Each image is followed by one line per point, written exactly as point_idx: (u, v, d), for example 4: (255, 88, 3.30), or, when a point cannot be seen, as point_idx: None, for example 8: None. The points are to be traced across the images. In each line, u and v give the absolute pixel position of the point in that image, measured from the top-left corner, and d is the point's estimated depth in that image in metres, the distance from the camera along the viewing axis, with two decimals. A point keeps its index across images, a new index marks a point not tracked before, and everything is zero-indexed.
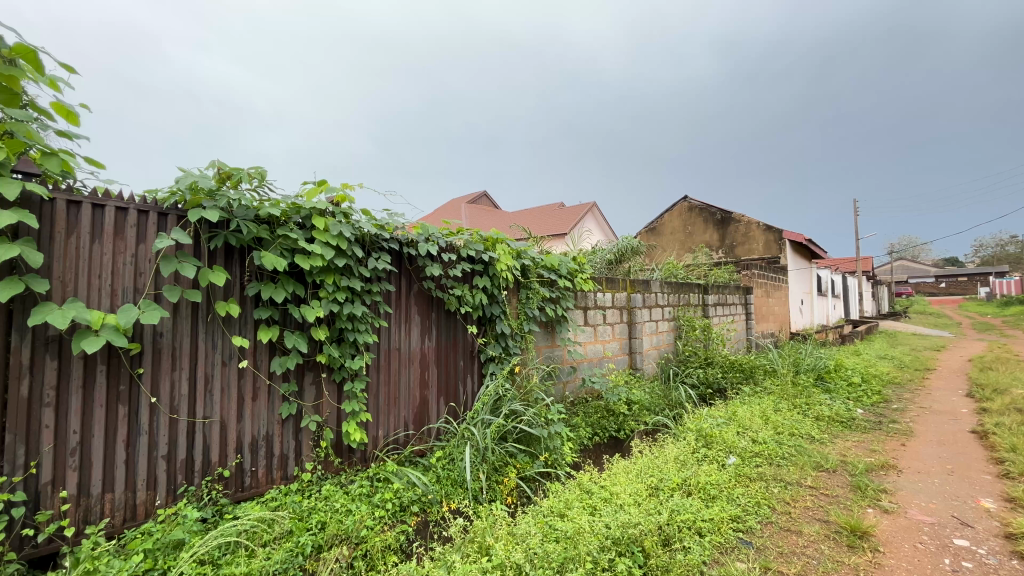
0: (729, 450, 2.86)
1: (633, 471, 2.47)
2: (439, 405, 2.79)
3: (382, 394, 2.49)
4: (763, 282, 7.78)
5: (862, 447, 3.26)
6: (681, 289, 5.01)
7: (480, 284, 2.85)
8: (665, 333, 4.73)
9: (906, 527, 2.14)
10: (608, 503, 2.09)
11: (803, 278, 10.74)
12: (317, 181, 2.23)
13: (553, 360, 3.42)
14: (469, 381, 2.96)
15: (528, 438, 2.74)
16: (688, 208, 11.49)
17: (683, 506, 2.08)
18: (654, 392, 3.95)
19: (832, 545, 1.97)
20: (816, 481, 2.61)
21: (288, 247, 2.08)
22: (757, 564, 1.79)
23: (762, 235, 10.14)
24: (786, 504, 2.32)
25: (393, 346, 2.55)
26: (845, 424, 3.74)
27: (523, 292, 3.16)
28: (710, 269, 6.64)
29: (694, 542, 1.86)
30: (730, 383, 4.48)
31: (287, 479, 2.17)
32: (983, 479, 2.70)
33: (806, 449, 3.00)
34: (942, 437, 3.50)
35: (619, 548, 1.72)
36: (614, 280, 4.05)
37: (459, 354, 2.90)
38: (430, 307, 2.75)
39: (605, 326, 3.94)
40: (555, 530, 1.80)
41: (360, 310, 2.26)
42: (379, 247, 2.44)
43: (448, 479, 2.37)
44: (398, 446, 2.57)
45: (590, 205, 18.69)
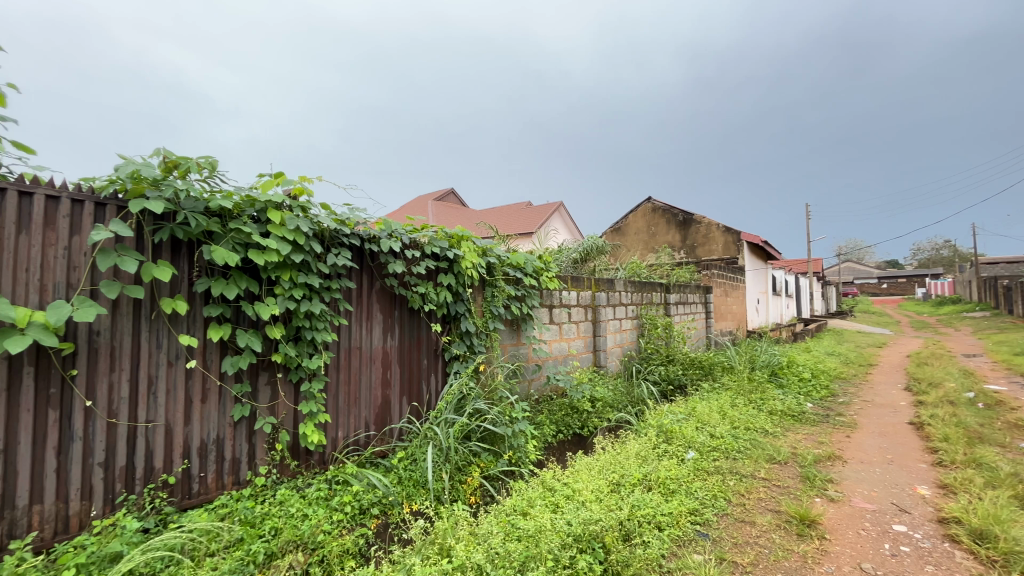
0: (689, 445, 2.94)
1: (596, 467, 2.50)
2: (401, 404, 2.73)
3: (341, 393, 2.42)
4: (722, 282, 8.05)
5: (812, 439, 3.42)
6: (645, 288, 5.11)
7: (445, 282, 2.81)
8: (628, 331, 4.81)
9: (851, 515, 2.25)
10: (570, 501, 2.10)
11: (759, 278, 11.20)
12: (273, 174, 2.14)
13: (518, 358, 3.42)
14: (433, 380, 2.91)
15: (492, 437, 2.73)
16: (652, 209, 11.78)
17: (643, 501, 2.11)
18: (617, 389, 4.02)
19: (783, 534, 2.05)
20: (769, 473, 2.71)
21: (241, 241, 1.98)
22: (713, 555, 1.85)
23: (722, 236, 10.50)
24: (740, 496, 2.40)
25: (354, 345, 2.48)
26: (797, 418, 3.92)
27: (488, 290, 3.13)
28: (673, 269, 6.82)
29: (654, 536, 1.90)
30: (691, 380, 4.61)
31: (239, 485, 2.07)
32: (919, 467, 2.88)
33: (760, 443, 3.12)
34: (883, 429, 3.72)
35: (580, 544, 1.73)
36: (579, 279, 4.08)
37: (422, 353, 2.84)
38: (393, 305, 2.68)
39: (570, 324, 3.97)
40: (517, 529, 1.79)
41: (318, 308, 2.18)
42: (339, 243, 2.36)
43: (410, 480, 2.33)
44: (359, 447, 2.50)
45: (556, 205, 18.90)
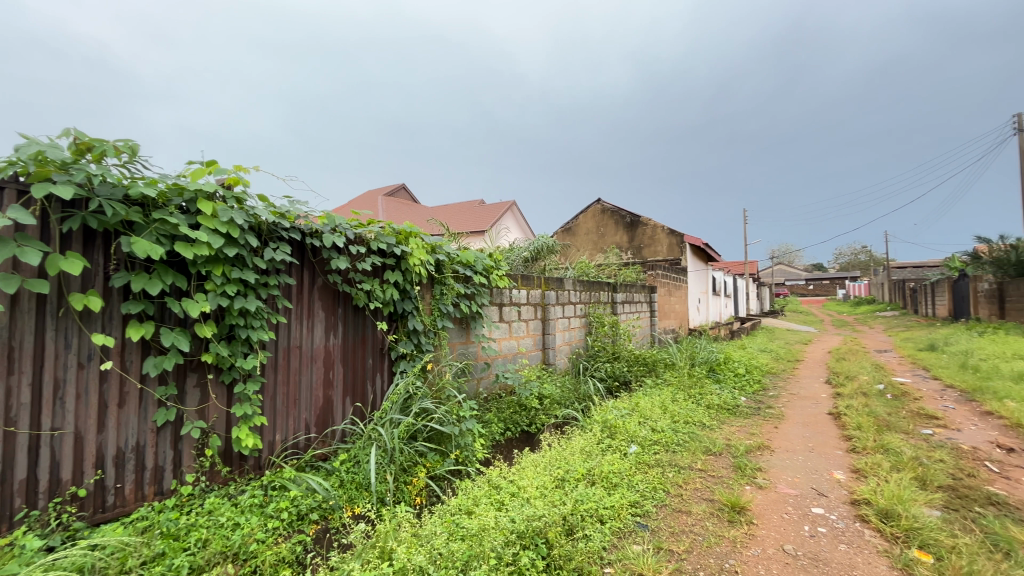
0: (632, 439, 3.04)
1: (542, 463, 2.53)
2: (344, 405, 2.65)
3: (279, 395, 2.30)
4: (666, 282, 8.38)
5: (744, 431, 3.63)
6: (593, 287, 5.24)
7: (392, 279, 2.75)
8: (577, 329, 4.91)
9: (775, 500, 2.41)
10: (515, 498, 2.12)
11: (701, 278, 11.76)
12: (205, 161, 2.00)
13: (467, 357, 3.41)
14: (378, 380, 2.84)
15: (438, 437, 2.70)
16: (602, 211, 12.11)
17: (587, 496, 2.16)
18: (565, 386, 4.09)
19: (715, 521, 2.16)
20: (705, 464, 2.85)
21: (166, 233, 1.83)
22: (651, 544, 1.92)
23: (666, 238, 10.95)
24: (678, 486, 2.51)
25: (294, 344, 2.37)
26: (731, 412, 4.15)
27: (437, 288, 3.08)
28: (620, 269, 7.03)
29: (596, 529, 1.94)
30: (635, 376, 4.77)
31: (162, 495, 1.92)
32: (836, 454, 3.12)
33: (697, 436, 3.28)
34: (806, 419, 4.01)
35: (524, 541, 1.74)
36: (529, 277, 4.11)
37: (367, 352, 2.76)
38: (336, 302, 2.59)
39: (519, 322, 3.99)
40: (461, 528, 1.77)
41: (254, 305, 2.06)
42: (278, 237, 2.24)
43: (352, 483, 2.26)
44: (298, 450, 2.39)
45: (509, 204, 19.03)
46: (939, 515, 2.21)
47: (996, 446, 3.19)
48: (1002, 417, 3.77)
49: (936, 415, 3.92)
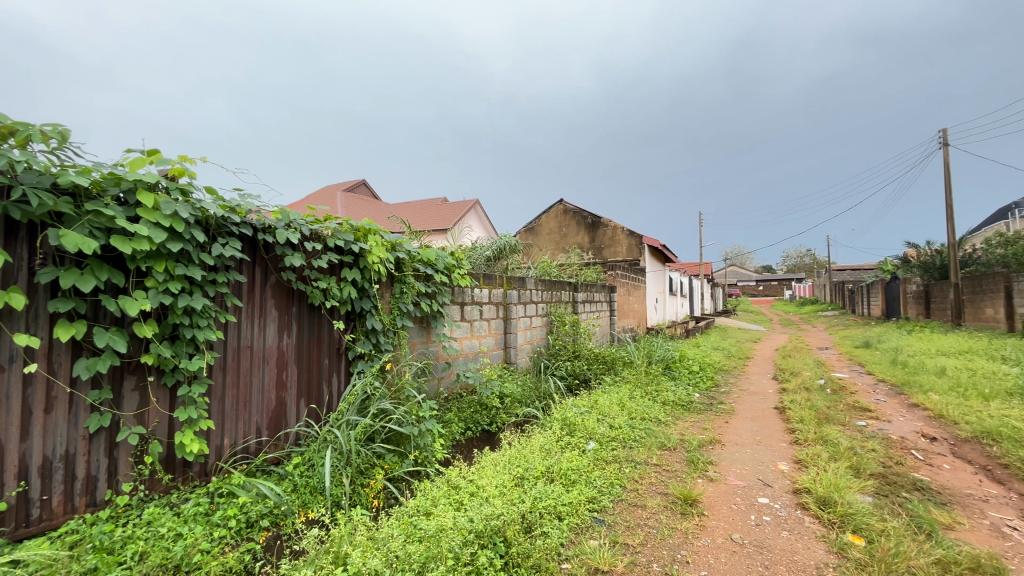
0: (590, 436, 3.09)
1: (501, 462, 2.53)
2: (298, 407, 2.56)
3: (228, 397, 2.19)
4: (625, 282, 8.59)
5: (697, 426, 3.77)
6: (555, 287, 5.30)
7: (349, 277, 2.67)
8: (538, 328, 4.95)
9: (725, 492, 2.52)
10: (474, 497, 2.11)
11: (659, 279, 12.10)
12: (146, 150, 1.88)
13: (428, 356, 3.37)
14: (334, 381, 2.76)
15: (397, 438, 2.66)
16: (563, 211, 12.27)
17: (545, 493, 2.18)
18: (526, 385, 4.12)
19: (668, 514, 2.23)
20: (660, 458, 2.94)
21: (101, 226, 1.71)
22: (608, 539, 1.97)
23: (626, 239, 11.21)
24: (634, 481, 2.58)
25: (245, 343, 2.27)
26: (685, 408, 4.30)
27: (397, 286, 3.02)
28: (581, 269, 7.14)
29: (554, 526, 1.97)
30: (595, 374, 4.86)
31: (95, 506, 1.80)
32: (781, 446, 3.29)
33: (653, 431, 3.38)
34: (754, 414, 4.21)
35: (482, 540, 1.74)
36: (490, 276, 4.11)
37: (323, 352, 2.68)
38: (290, 301, 2.50)
39: (481, 321, 3.98)
40: (418, 530, 1.75)
41: (200, 303, 1.95)
42: (227, 232, 2.13)
43: (306, 487, 2.19)
44: (248, 455, 2.28)
45: (472, 203, 18.96)
46: (871, 501, 2.37)
47: (921, 436, 3.46)
48: (926, 408, 4.08)
49: (870, 408, 4.20)
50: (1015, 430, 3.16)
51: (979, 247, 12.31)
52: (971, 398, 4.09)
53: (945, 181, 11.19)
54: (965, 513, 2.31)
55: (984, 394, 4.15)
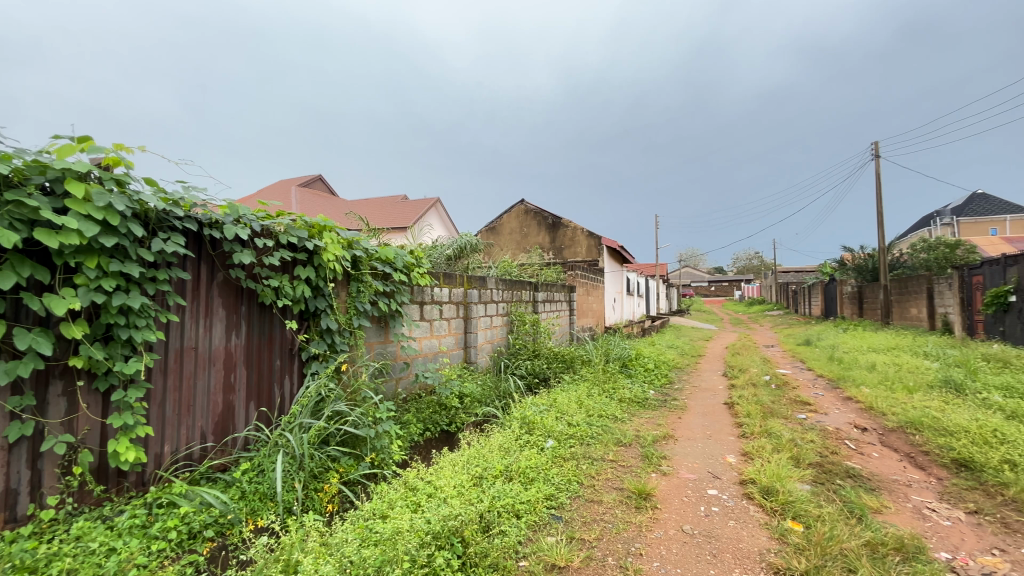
0: (549, 434, 3.13)
1: (460, 462, 2.52)
2: (247, 411, 2.44)
3: (169, 402, 2.06)
4: (584, 282, 8.74)
5: (651, 422, 3.89)
6: (515, 286, 5.32)
7: (303, 275, 2.58)
8: (498, 327, 4.95)
9: (677, 485, 2.61)
10: (432, 498, 2.09)
11: (617, 279, 12.40)
12: (76, 137, 1.74)
13: (386, 356, 3.31)
14: (286, 383, 2.66)
15: (353, 440, 2.60)
16: (525, 212, 12.37)
17: (503, 492, 2.18)
18: (485, 384, 4.12)
19: (624, 509, 2.29)
20: (616, 454, 3.01)
21: (24, 217, 1.57)
22: (565, 535, 2.00)
23: (585, 239, 11.41)
24: (591, 477, 2.63)
25: (189, 344, 2.14)
26: (641, 405, 4.42)
27: (353, 285, 2.95)
28: (542, 269, 7.22)
29: (512, 524, 1.98)
30: (554, 373, 4.92)
31: (16, 523, 1.65)
32: (729, 439, 3.45)
33: (609, 428, 3.46)
34: (705, 409, 4.39)
35: (439, 541, 1.72)
36: (451, 275, 4.08)
37: (274, 353, 2.57)
38: (239, 300, 2.38)
39: (441, 320, 3.94)
40: (374, 533, 1.71)
41: (139, 301, 1.83)
42: (168, 226, 2.01)
43: (255, 494, 2.10)
44: (192, 462, 2.15)
45: (433, 201, 18.77)
46: (809, 489, 2.53)
47: (854, 427, 3.71)
48: (859, 401, 4.39)
49: (810, 402, 4.47)
50: (934, 419, 3.45)
51: (906, 251, 13.35)
52: (898, 391, 4.43)
53: (876, 190, 12.06)
54: (892, 497, 2.49)
55: (908, 386, 4.50)
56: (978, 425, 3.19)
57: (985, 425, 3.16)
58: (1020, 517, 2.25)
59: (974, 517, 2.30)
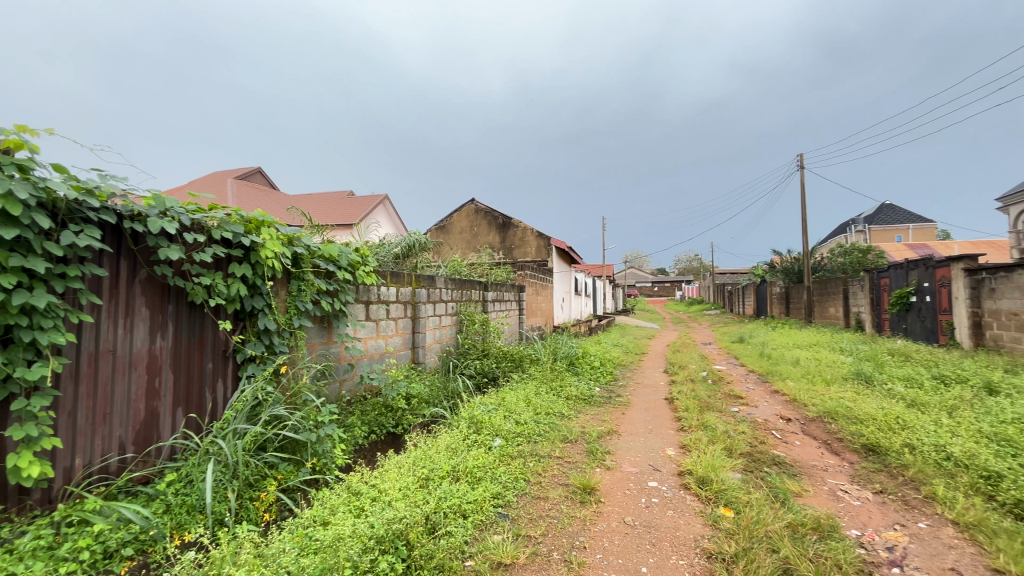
0: (497, 433, 3.14)
1: (406, 464, 2.47)
2: (174, 418, 2.27)
3: (82, 410, 1.88)
4: (534, 282, 8.85)
5: (596, 419, 4.00)
6: (464, 286, 5.29)
7: (238, 273, 2.43)
8: (447, 326, 4.90)
9: (620, 479, 2.70)
10: (376, 502, 2.04)
11: (565, 279, 12.64)
12: None
13: (329, 358, 3.19)
14: (219, 387, 2.50)
15: (292, 446, 2.49)
16: (475, 211, 12.34)
17: (450, 492, 2.18)
18: (434, 384, 4.08)
19: (569, 504, 2.34)
20: (562, 451, 3.08)
21: None
22: (511, 532, 2.01)
23: (535, 240, 11.55)
24: (538, 474, 2.67)
25: (105, 347, 1.97)
26: (587, 402, 4.54)
27: (294, 283, 2.82)
28: (492, 269, 7.22)
29: (458, 525, 1.97)
30: (502, 372, 4.95)
31: None
32: (669, 433, 3.61)
33: (556, 425, 3.52)
34: (647, 405, 4.57)
35: (382, 546, 1.68)
36: (398, 274, 3.99)
37: (205, 355, 2.41)
38: (165, 299, 2.21)
39: (388, 320, 3.85)
40: (314, 541, 1.65)
41: (46, 300, 1.65)
42: (81, 217, 1.84)
43: (182, 506, 1.97)
44: (108, 475, 1.97)
45: (382, 197, 18.34)
46: (740, 476, 2.70)
47: (780, 418, 4.01)
48: (784, 394, 4.73)
49: (742, 395, 4.77)
50: (847, 408, 3.78)
51: (825, 255, 14.54)
52: (818, 383, 4.82)
53: (801, 200, 13.07)
54: (811, 481, 2.71)
55: (826, 379, 4.91)
56: (884, 413, 3.53)
57: (889, 413, 3.50)
58: (916, 494, 2.51)
59: (879, 496, 2.55)
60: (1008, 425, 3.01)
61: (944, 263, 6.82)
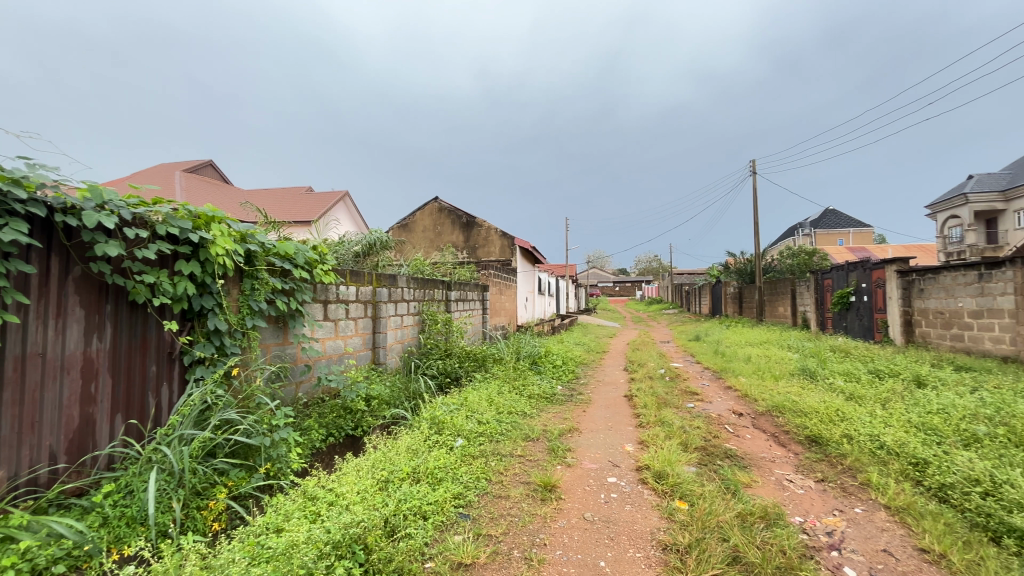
0: (458, 433, 3.13)
1: (365, 467, 2.42)
2: (113, 424, 2.13)
3: (6, 418, 1.74)
4: (498, 281, 8.85)
5: (558, 417, 4.05)
6: (427, 285, 5.23)
7: (185, 271, 2.31)
8: (409, 326, 4.83)
9: (580, 475, 2.75)
10: (333, 507, 1.99)
11: (529, 279, 12.71)
12: None
13: (284, 359, 3.08)
14: (163, 391, 2.36)
15: (244, 451, 2.40)
16: (438, 209, 12.22)
17: (410, 494, 2.15)
18: (395, 385, 4.02)
19: (530, 501, 2.36)
20: (524, 449, 3.10)
21: None
22: (471, 532, 2.01)
23: (499, 240, 11.57)
24: (499, 473, 2.68)
25: (33, 350, 1.82)
26: (549, 400, 4.59)
27: (246, 282, 2.71)
28: (456, 268, 7.17)
29: (418, 527, 1.95)
30: (465, 372, 4.93)
31: None
32: (628, 429, 3.70)
33: (518, 424, 3.55)
34: (608, 402, 4.67)
35: (339, 551, 1.64)
36: (358, 273, 3.90)
37: (149, 358, 2.28)
38: (103, 298, 2.08)
39: (347, 320, 3.76)
40: (265, 549, 1.59)
41: None
42: (7, 210, 1.69)
43: (122, 518, 1.85)
44: (36, 488, 1.83)
45: (342, 194, 17.87)
46: (694, 470, 2.80)
47: (732, 412, 4.19)
48: (736, 390, 4.94)
49: (698, 392, 4.95)
50: (793, 402, 3.99)
51: (775, 257, 15.29)
52: (767, 379, 5.06)
53: (754, 204, 13.69)
54: (760, 472, 2.85)
55: (775, 375, 5.16)
56: (826, 406, 3.75)
57: (830, 406, 3.73)
58: (853, 481, 2.68)
59: (821, 484, 2.71)
60: (933, 416, 3.26)
61: (880, 265, 7.31)
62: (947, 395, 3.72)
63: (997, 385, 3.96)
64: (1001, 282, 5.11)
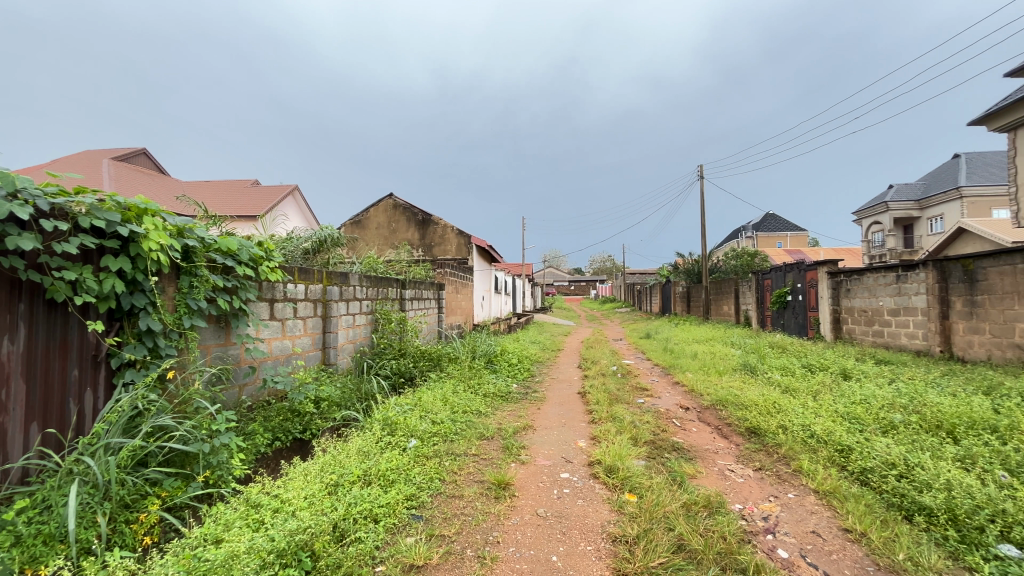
0: (412, 433, 3.08)
1: (313, 471, 2.34)
2: (27, 434, 1.95)
3: None
4: (453, 280, 8.79)
5: (513, 415, 4.08)
6: (380, 283, 5.12)
7: (113, 267, 2.15)
8: (362, 326, 4.70)
9: (534, 472, 2.78)
10: (278, 513, 1.91)
11: (486, 278, 12.70)
12: None
13: (226, 361, 2.92)
14: (87, 397, 2.18)
15: (180, 459, 2.26)
16: (393, 207, 11.99)
17: (361, 497, 2.10)
18: (346, 386, 3.91)
19: (484, 500, 2.36)
20: (478, 448, 3.10)
21: None
22: (424, 533, 1.99)
23: (455, 238, 11.49)
24: (453, 473, 2.66)
25: None
26: (504, 398, 4.61)
27: (183, 279, 2.55)
28: (411, 266, 7.06)
29: (368, 530, 1.91)
30: (420, 372, 4.86)
31: None
32: (580, 425, 3.78)
33: (472, 423, 3.54)
34: (561, 399, 4.75)
35: (283, 560, 1.58)
36: (307, 270, 3.76)
37: (69, 362, 2.10)
38: (16, 296, 1.89)
39: (295, 319, 3.61)
40: (203, 561, 1.50)
41: None
42: None
43: (38, 537, 1.70)
44: None
45: (291, 188, 17.17)
46: (643, 463, 2.90)
47: (679, 407, 4.37)
48: (683, 385, 5.15)
49: (647, 388, 5.12)
50: (735, 396, 4.22)
51: (720, 258, 16.05)
52: (711, 375, 5.31)
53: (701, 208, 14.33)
54: (704, 463, 2.99)
55: (719, 370, 5.43)
56: (764, 399, 3.99)
57: (768, 399, 3.96)
58: (787, 468, 2.87)
59: (759, 472, 2.88)
60: (857, 405, 3.53)
61: (813, 266, 7.83)
62: (868, 386, 4.04)
63: (911, 377, 4.35)
64: (916, 282, 5.60)
